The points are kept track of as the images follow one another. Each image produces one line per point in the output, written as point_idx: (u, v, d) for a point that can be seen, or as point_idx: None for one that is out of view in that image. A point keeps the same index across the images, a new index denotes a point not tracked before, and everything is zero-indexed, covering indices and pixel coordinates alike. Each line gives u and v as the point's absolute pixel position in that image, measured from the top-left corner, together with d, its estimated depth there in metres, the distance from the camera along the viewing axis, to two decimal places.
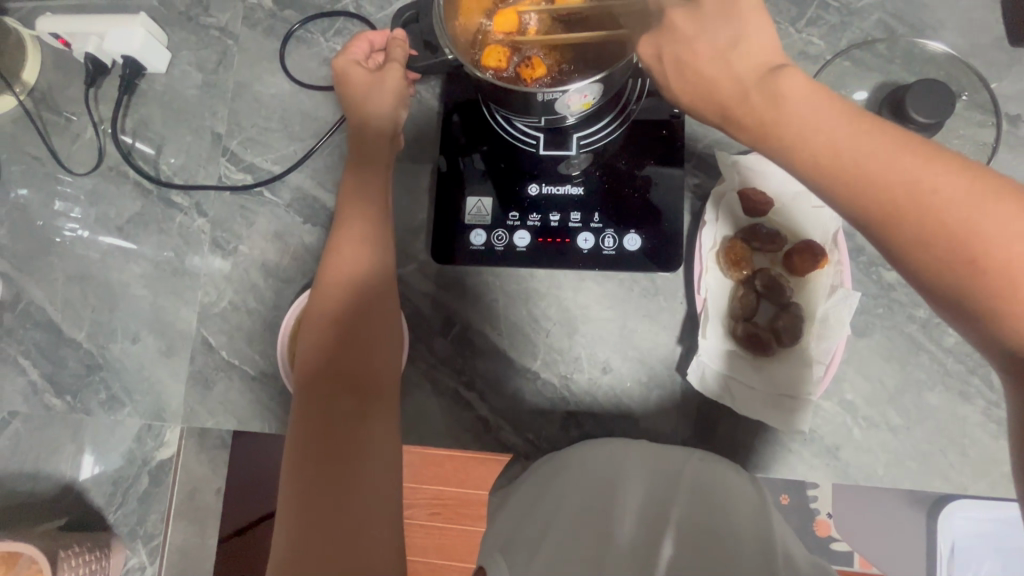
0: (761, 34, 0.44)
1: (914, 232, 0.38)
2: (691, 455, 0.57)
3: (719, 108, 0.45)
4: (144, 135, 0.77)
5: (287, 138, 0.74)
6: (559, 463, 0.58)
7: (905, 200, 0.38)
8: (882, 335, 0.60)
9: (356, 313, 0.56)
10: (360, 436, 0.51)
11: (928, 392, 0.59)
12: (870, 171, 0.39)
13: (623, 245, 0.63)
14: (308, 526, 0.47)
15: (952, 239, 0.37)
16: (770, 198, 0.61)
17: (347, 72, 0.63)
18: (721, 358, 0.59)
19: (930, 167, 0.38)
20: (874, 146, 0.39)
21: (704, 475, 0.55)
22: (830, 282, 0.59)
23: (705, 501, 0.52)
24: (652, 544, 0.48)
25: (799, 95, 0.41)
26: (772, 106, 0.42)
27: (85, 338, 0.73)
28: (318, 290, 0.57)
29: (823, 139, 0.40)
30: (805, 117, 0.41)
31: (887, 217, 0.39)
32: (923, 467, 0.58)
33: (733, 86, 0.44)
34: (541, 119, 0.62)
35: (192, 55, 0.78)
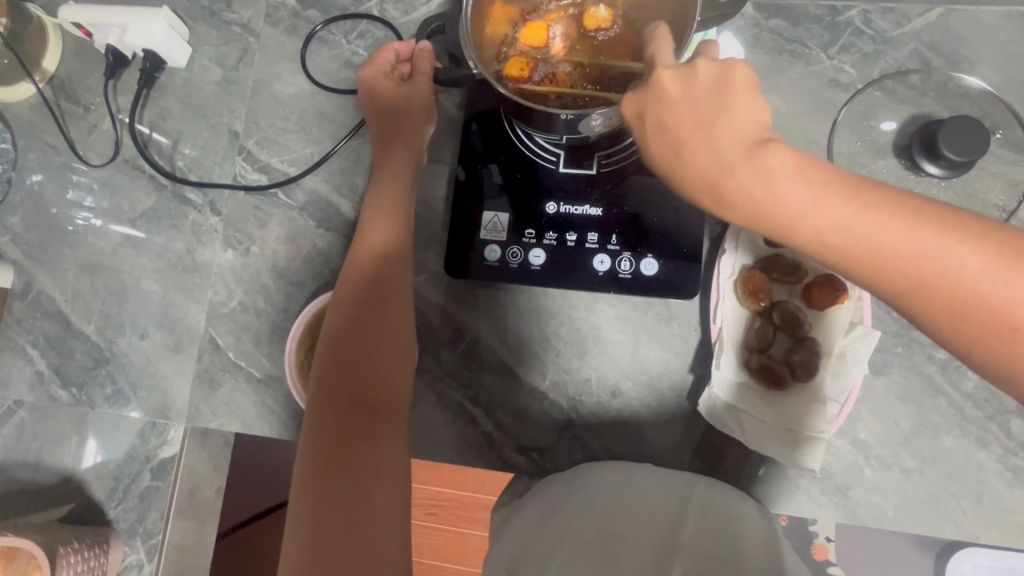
0: (745, 107, 0.41)
1: (936, 306, 0.37)
2: (699, 481, 0.56)
3: (703, 182, 0.41)
4: (161, 128, 0.77)
5: (303, 139, 0.73)
6: (570, 481, 0.57)
7: (922, 273, 0.36)
8: (899, 374, 0.59)
9: (369, 326, 0.55)
10: (370, 455, 0.50)
11: (943, 435, 0.57)
12: (885, 253, 0.37)
13: (640, 269, 0.62)
14: (319, 544, 0.46)
15: (985, 311, 0.35)
16: None
17: (375, 82, 0.64)
18: (734, 390, 0.58)
19: (946, 238, 0.36)
20: (882, 216, 0.37)
21: (714, 500, 0.54)
22: (849, 317, 0.58)
23: (716, 528, 0.51)
24: (662, 564, 0.46)
25: (790, 176, 0.38)
26: (765, 186, 0.39)
27: (94, 331, 0.73)
28: (333, 300, 0.57)
29: (824, 218, 0.38)
30: (797, 197, 0.38)
31: (913, 293, 0.37)
32: (935, 512, 0.56)
33: (719, 160, 0.40)
34: (563, 137, 0.61)
35: (213, 51, 0.77)
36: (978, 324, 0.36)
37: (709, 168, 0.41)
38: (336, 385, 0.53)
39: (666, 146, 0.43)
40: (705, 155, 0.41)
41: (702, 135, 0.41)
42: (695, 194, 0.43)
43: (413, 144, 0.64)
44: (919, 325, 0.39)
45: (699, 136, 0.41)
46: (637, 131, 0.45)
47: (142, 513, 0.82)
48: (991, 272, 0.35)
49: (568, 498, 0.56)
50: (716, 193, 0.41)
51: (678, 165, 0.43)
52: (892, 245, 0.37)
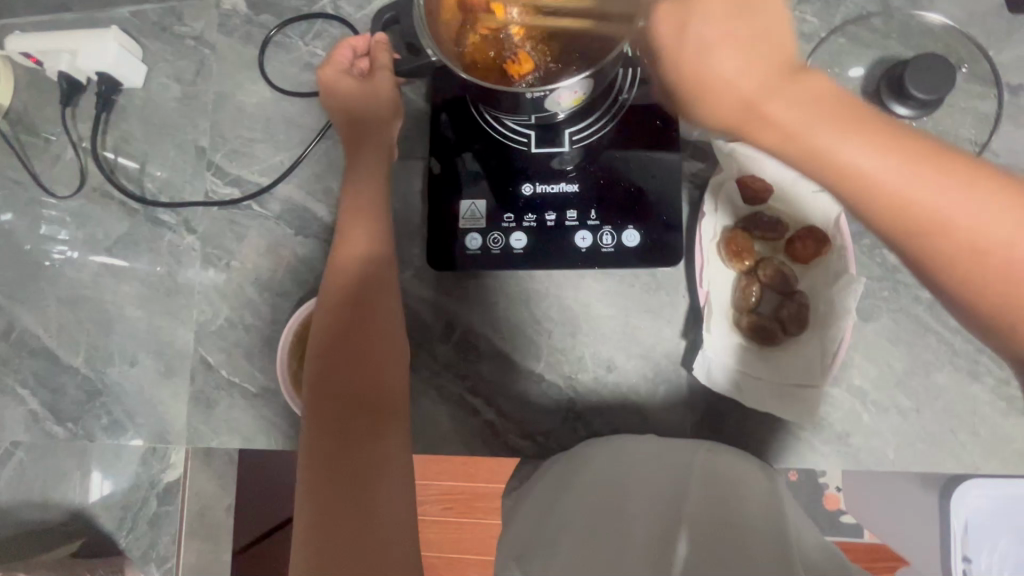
0: (784, 35, 0.39)
1: (947, 251, 0.35)
2: (700, 447, 0.56)
3: (736, 103, 0.39)
4: (126, 151, 0.75)
5: (272, 148, 0.72)
6: (568, 466, 0.57)
7: (936, 218, 0.35)
8: (888, 318, 0.59)
9: (362, 330, 0.55)
10: (376, 456, 0.50)
11: (936, 372, 0.58)
12: (886, 186, 0.35)
13: (622, 241, 0.61)
14: (330, 549, 0.46)
15: (982, 250, 0.35)
16: (770, 186, 0.60)
17: (337, 83, 0.64)
18: (728, 351, 0.58)
19: (966, 189, 0.35)
20: (911, 156, 0.35)
21: (717, 465, 0.54)
22: (834, 267, 0.59)
23: (718, 493, 0.51)
24: (670, 539, 0.46)
25: (821, 99, 0.37)
26: (805, 111, 0.37)
27: (83, 363, 0.72)
28: (320, 307, 0.57)
29: (859, 151, 0.35)
30: (819, 124, 0.36)
31: (922, 233, 0.36)
32: (933, 448, 0.57)
33: (760, 83, 0.38)
34: (532, 117, 0.61)
35: (169, 67, 0.76)
36: (976, 268, 0.35)
37: (749, 90, 0.38)
38: (335, 390, 0.53)
39: (694, 70, 0.41)
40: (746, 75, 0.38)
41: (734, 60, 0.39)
42: (721, 116, 0.40)
43: (382, 142, 0.63)
44: (919, 269, 0.37)
45: (731, 49, 0.39)
46: (674, 44, 0.41)
47: (154, 539, 0.82)
48: (1005, 221, 0.34)
49: (568, 484, 0.55)
50: (749, 114, 0.38)
51: (705, 88, 0.40)
52: (915, 188, 0.35)
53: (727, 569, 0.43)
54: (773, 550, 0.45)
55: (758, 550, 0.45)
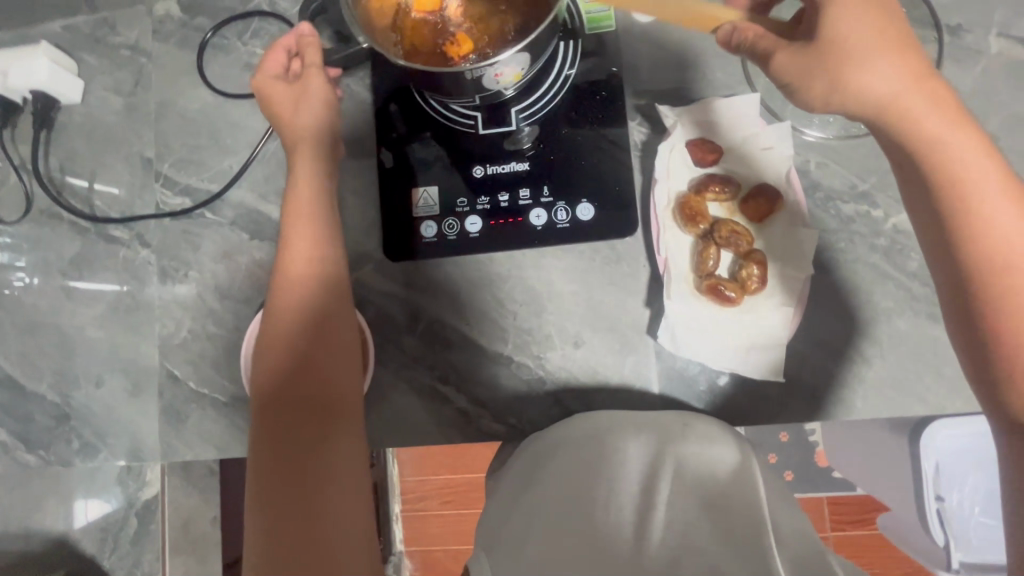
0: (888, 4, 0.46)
1: (954, 198, 0.44)
2: (679, 418, 0.56)
3: (836, 52, 0.46)
4: (72, 170, 0.73)
5: (220, 153, 0.71)
6: (544, 446, 0.57)
7: (960, 174, 0.44)
8: (846, 268, 0.59)
9: (306, 334, 0.55)
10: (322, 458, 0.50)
11: (897, 318, 0.59)
12: (993, 203, 0.44)
13: (577, 216, 0.61)
14: (278, 556, 0.45)
15: (966, 202, 0.44)
16: (720, 147, 0.60)
17: (268, 90, 0.62)
18: (690, 316, 0.59)
19: (962, 152, 0.45)
20: (932, 119, 0.45)
21: (694, 437, 0.54)
22: (788, 222, 0.59)
23: (687, 478, 0.53)
24: (646, 519, 0.50)
25: (953, 125, 0.45)
26: (902, 68, 0.45)
27: (48, 389, 0.70)
28: (269, 315, 0.56)
29: (921, 107, 0.45)
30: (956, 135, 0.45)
31: (932, 175, 0.45)
32: (899, 393, 0.58)
33: (859, 40, 0.45)
34: (476, 97, 0.60)
35: (107, 79, 0.74)
36: (970, 216, 0.44)
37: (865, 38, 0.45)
38: (281, 395, 0.53)
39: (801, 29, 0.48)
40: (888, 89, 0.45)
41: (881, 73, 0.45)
42: (813, 60, 0.47)
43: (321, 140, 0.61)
44: (918, 212, 0.47)
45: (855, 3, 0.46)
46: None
47: None
48: (985, 182, 0.44)
49: (544, 466, 0.56)
50: (842, 62, 0.46)
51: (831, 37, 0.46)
52: (938, 143, 0.45)
53: (698, 547, 0.47)
54: (741, 531, 0.47)
55: (730, 524, 0.48)
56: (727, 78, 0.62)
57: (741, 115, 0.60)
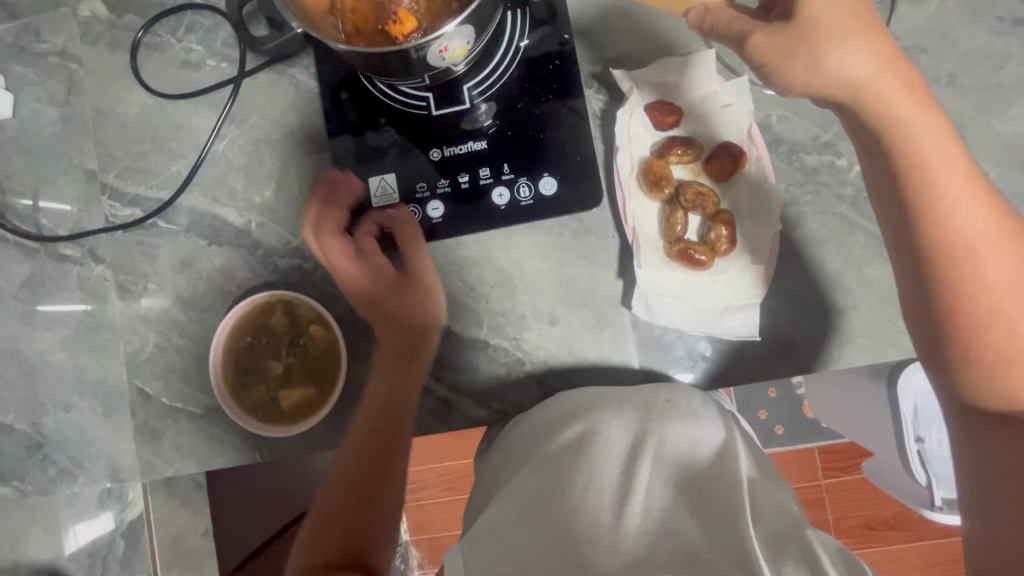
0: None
1: (916, 187, 0.45)
2: (661, 394, 0.55)
3: (803, 34, 0.46)
4: (12, 189, 0.70)
5: (166, 158, 0.68)
6: (525, 437, 0.57)
7: (924, 162, 0.44)
8: (815, 221, 0.59)
9: (396, 361, 0.59)
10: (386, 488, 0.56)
11: (868, 266, 0.59)
12: (957, 197, 0.44)
13: (540, 191, 0.60)
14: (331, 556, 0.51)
15: (934, 194, 0.44)
16: (679, 108, 0.59)
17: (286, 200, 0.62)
18: (662, 284, 0.58)
19: (932, 145, 0.44)
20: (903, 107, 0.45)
21: (677, 416, 0.54)
22: (754, 179, 0.58)
23: (669, 461, 0.52)
24: (625, 505, 0.48)
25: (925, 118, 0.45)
26: (871, 52, 0.45)
27: (15, 419, 0.68)
28: (392, 337, 0.59)
29: (890, 92, 0.45)
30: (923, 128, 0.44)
31: (899, 163, 0.45)
32: (874, 340, 0.58)
33: (831, 25, 0.45)
34: (425, 77, 0.58)
35: (38, 90, 0.70)
36: (932, 206, 0.44)
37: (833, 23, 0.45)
38: (367, 412, 0.57)
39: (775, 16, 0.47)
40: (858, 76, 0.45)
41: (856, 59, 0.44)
42: (782, 42, 0.46)
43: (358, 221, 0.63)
44: (881, 198, 0.48)
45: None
46: None
47: None
48: (951, 177, 0.44)
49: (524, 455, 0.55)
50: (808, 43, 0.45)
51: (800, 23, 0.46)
52: (908, 132, 0.44)
53: (674, 533, 0.45)
54: (724, 513, 0.46)
55: (707, 508, 0.47)
56: (682, 36, 0.61)
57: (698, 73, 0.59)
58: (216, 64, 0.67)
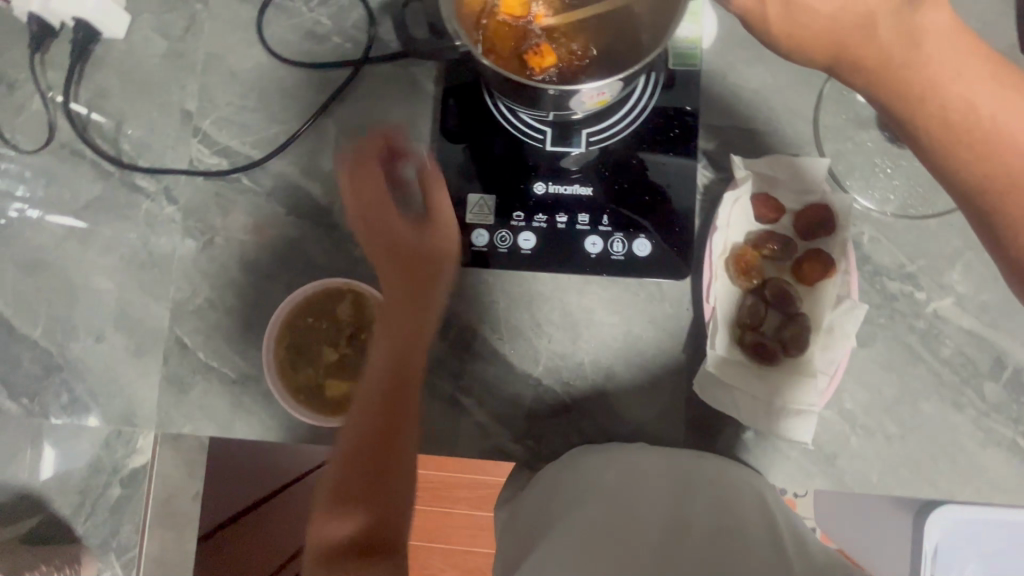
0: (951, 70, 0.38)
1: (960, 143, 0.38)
2: (701, 458, 0.57)
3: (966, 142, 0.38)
4: (103, 107, 0.69)
5: (266, 119, 0.68)
6: (570, 468, 0.57)
7: (965, 119, 0.38)
8: (883, 344, 0.60)
9: (400, 394, 0.55)
10: (388, 522, 0.50)
11: (923, 401, 0.60)
12: (989, 112, 0.37)
13: (632, 250, 0.61)
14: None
15: (968, 123, 0.38)
16: (783, 206, 0.60)
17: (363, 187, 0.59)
18: (728, 368, 0.58)
19: (988, 81, 0.38)
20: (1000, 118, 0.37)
21: (719, 476, 0.55)
22: (837, 291, 0.59)
23: (717, 505, 0.51)
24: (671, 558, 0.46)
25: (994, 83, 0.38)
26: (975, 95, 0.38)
27: (42, 335, 0.66)
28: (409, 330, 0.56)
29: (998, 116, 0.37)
30: (929, 46, 0.38)
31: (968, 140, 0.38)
32: (914, 475, 0.59)
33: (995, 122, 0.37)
34: (550, 114, 0.58)
35: (156, 20, 0.70)
36: (969, 136, 0.38)
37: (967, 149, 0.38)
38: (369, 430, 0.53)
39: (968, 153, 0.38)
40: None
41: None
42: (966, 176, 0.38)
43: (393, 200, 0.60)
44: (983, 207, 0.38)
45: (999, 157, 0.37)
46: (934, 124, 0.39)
47: (115, 527, 0.72)
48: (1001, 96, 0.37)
49: (567, 483, 0.56)
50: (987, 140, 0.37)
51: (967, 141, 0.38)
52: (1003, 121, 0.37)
53: None
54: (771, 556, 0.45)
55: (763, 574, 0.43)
56: (796, 138, 0.63)
57: (809, 175, 0.60)
58: (341, 42, 0.68)
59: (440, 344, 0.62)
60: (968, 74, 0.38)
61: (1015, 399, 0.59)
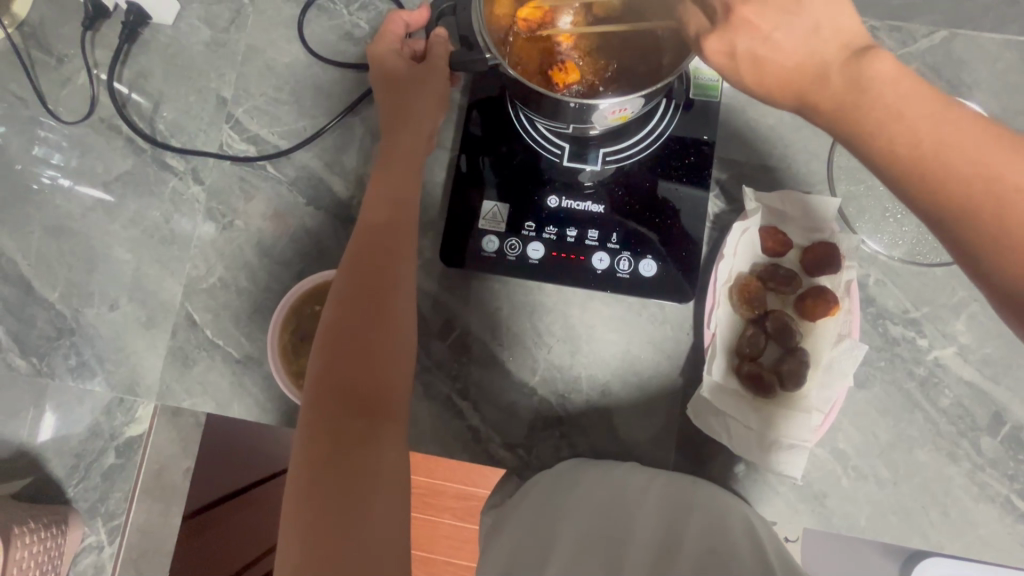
0: (901, 99, 0.39)
1: (919, 171, 0.38)
2: (695, 484, 0.56)
3: (915, 168, 0.38)
4: (142, 87, 0.72)
5: (297, 112, 0.70)
6: (561, 483, 0.57)
7: (917, 146, 0.38)
8: (881, 388, 0.60)
9: (361, 351, 0.52)
10: (373, 461, 0.48)
11: (917, 449, 0.59)
12: (941, 139, 0.38)
13: (638, 269, 0.62)
14: (310, 514, 0.45)
15: (924, 149, 0.38)
16: (789, 241, 0.61)
17: (391, 145, 0.62)
18: (723, 395, 0.59)
19: (938, 115, 0.38)
20: (950, 141, 0.38)
21: (711, 500, 0.54)
22: (837, 330, 0.59)
23: (706, 531, 0.51)
24: None
25: (947, 118, 0.38)
26: (926, 123, 0.38)
27: (58, 298, 0.68)
28: (383, 269, 0.55)
29: (941, 140, 0.38)
30: (871, 88, 0.40)
31: (917, 168, 0.38)
32: (905, 523, 0.58)
33: (948, 153, 0.37)
34: (569, 127, 0.59)
35: (203, 10, 0.73)
36: (920, 163, 0.38)
37: (925, 168, 0.38)
38: (341, 367, 0.51)
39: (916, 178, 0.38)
40: (850, 18, 0.43)
41: (793, 45, 0.42)
42: (918, 198, 0.38)
43: (409, 150, 0.62)
44: (942, 230, 0.38)
45: (952, 176, 0.37)
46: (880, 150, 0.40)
47: (105, 493, 0.74)
48: (946, 126, 0.38)
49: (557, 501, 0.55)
50: (927, 165, 0.38)
51: (915, 162, 0.38)
52: (946, 148, 0.37)
53: None
54: None
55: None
56: (809, 177, 0.64)
57: (815, 211, 0.61)
58: None
59: (442, 344, 0.63)
60: (919, 109, 0.39)
61: (1012, 456, 0.59)
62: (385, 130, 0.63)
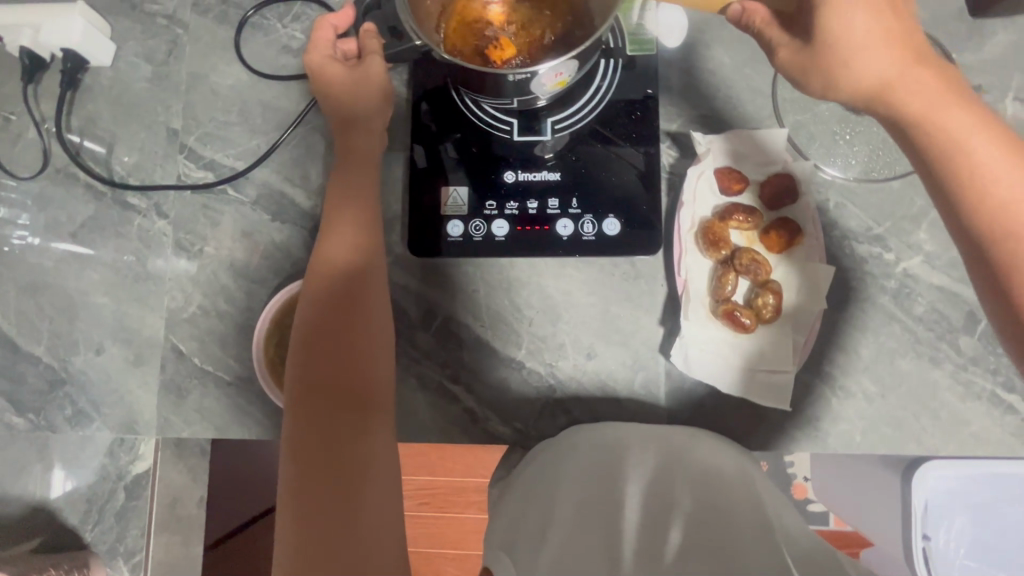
0: (943, 112, 0.48)
1: (964, 173, 0.47)
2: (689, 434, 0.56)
3: (956, 169, 0.47)
4: (92, 132, 0.72)
5: (248, 132, 0.71)
6: (557, 451, 0.57)
7: (960, 152, 0.47)
8: (857, 307, 0.61)
9: (339, 350, 0.53)
10: (365, 454, 0.49)
11: (900, 359, 0.61)
12: (971, 145, 0.47)
13: (603, 230, 0.63)
14: (305, 512, 0.46)
15: (959, 152, 0.47)
16: (746, 178, 0.62)
17: (347, 149, 0.63)
18: (704, 337, 0.60)
19: (968, 124, 0.47)
20: (973, 147, 0.47)
21: (705, 451, 0.55)
22: (803, 259, 0.61)
23: (701, 479, 0.53)
24: (659, 532, 0.49)
25: (978, 124, 0.47)
26: (963, 130, 0.47)
27: (45, 352, 0.69)
28: (352, 268, 0.56)
29: (979, 146, 0.47)
30: (956, 112, 0.48)
31: (958, 168, 0.47)
32: (899, 433, 0.60)
33: (980, 157, 0.47)
34: (514, 101, 0.60)
35: (140, 46, 0.73)
36: (957, 165, 0.47)
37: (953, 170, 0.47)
38: (322, 368, 0.52)
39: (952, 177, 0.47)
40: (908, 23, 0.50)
41: (873, 56, 0.48)
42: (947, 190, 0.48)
43: (362, 150, 0.63)
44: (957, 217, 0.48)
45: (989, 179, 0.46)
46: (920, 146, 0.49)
47: (121, 533, 0.76)
48: (979, 136, 0.47)
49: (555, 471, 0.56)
50: (965, 168, 0.47)
51: (956, 167, 0.47)
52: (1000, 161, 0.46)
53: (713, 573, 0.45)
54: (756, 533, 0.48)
55: (743, 537, 0.47)
56: (756, 113, 0.65)
57: (768, 146, 0.62)
58: None
59: (425, 333, 0.64)
60: (962, 117, 0.47)
61: (991, 351, 0.60)
62: (337, 135, 0.63)
